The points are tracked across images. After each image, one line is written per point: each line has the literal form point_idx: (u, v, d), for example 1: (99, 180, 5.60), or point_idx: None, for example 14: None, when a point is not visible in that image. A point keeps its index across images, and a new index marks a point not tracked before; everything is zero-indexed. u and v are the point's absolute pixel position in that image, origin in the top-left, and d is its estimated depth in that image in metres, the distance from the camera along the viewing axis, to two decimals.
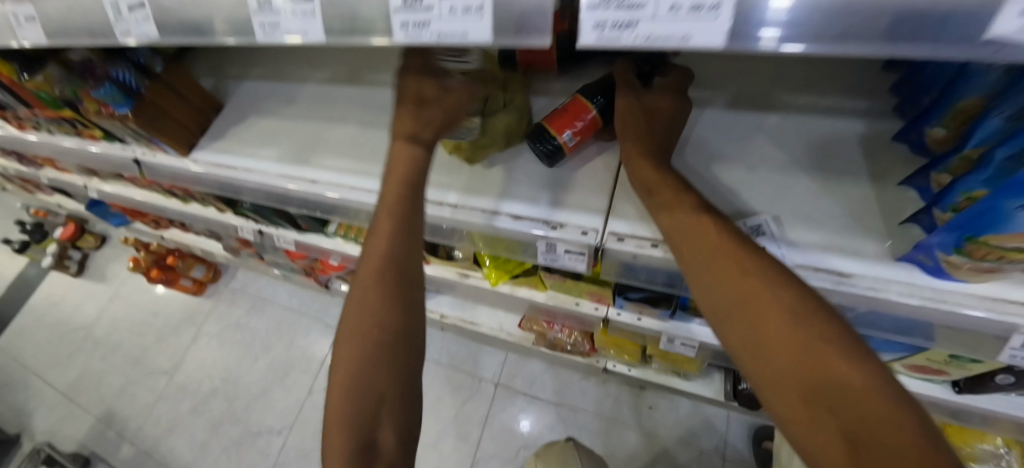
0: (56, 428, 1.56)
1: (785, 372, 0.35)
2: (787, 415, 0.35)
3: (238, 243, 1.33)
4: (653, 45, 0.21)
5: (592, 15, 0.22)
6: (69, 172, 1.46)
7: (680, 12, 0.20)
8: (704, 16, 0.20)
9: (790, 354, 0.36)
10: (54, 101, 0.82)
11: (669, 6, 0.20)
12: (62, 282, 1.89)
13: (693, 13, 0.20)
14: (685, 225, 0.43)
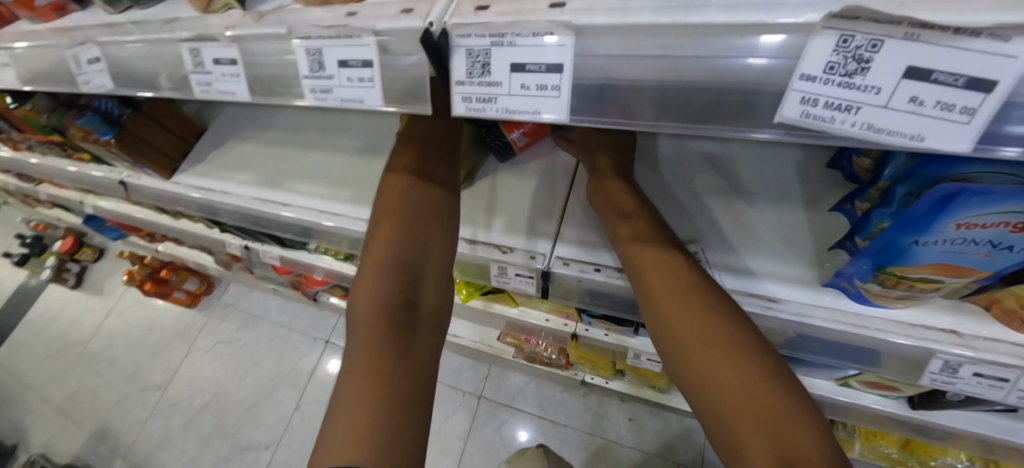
0: (52, 442, 1.59)
1: (726, 397, 0.37)
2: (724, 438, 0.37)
3: (228, 258, 1.36)
4: (512, 116, 0.24)
5: (461, 89, 0.25)
6: (66, 189, 1.50)
7: (529, 90, 0.23)
8: (549, 94, 0.23)
9: (729, 379, 0.38)
10: (44, 127, 0.86)
11: (521, 84, 0.23)
12: (61, 295, 1.93)
13: (539, 91, 0.23)
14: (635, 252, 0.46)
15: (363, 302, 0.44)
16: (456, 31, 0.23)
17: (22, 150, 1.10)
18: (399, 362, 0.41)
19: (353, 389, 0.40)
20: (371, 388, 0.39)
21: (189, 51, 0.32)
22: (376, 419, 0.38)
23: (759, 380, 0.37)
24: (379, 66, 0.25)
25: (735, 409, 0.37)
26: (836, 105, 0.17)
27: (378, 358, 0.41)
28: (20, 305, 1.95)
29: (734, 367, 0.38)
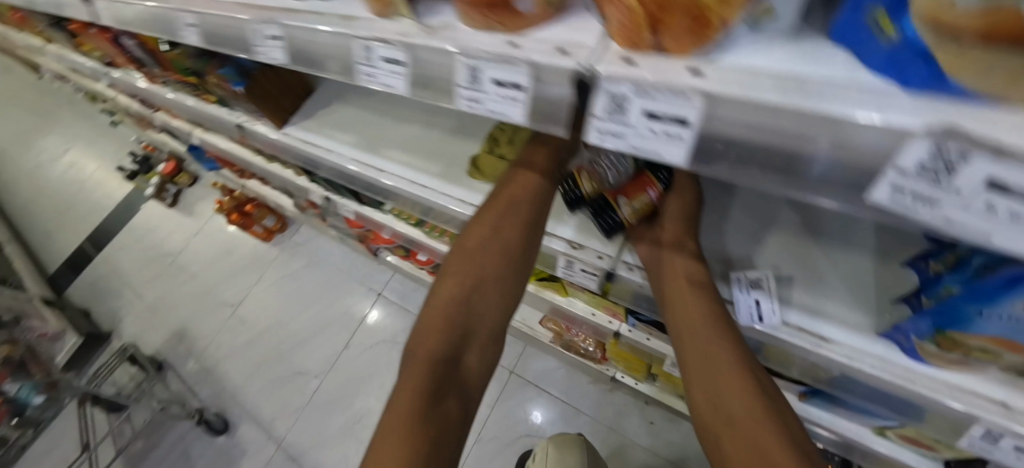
0: (140, 334, 1.85)
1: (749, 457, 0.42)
2: None
3: (307, 204, 1.51)
4: (639, 153, 0.28)
5: (596, 123, 0.29)
6: (179, 119, 1.70)
7: (661, 135, 0.27)
8: (676, 141, 0.26)
9: (756, 442, 0.42)
10: (185, 70, 1.00)
11: (651, 129, 0.27)
12: (159, 211, 2.20)
13: (669, 138, 0.27)
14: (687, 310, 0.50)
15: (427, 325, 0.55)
16: (605, 79, 0.27)
17: (157, 84, 1.27)
18: (436, 383, 0.50)
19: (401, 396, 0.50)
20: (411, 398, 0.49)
21: (361, 47, 0.39)
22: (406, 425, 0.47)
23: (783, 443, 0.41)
24: (530, 91, 0.30)
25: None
26: (921, 198, 0.20)
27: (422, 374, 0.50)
28: (127, 212, 2.25)
29: (764, 431, 0.42)
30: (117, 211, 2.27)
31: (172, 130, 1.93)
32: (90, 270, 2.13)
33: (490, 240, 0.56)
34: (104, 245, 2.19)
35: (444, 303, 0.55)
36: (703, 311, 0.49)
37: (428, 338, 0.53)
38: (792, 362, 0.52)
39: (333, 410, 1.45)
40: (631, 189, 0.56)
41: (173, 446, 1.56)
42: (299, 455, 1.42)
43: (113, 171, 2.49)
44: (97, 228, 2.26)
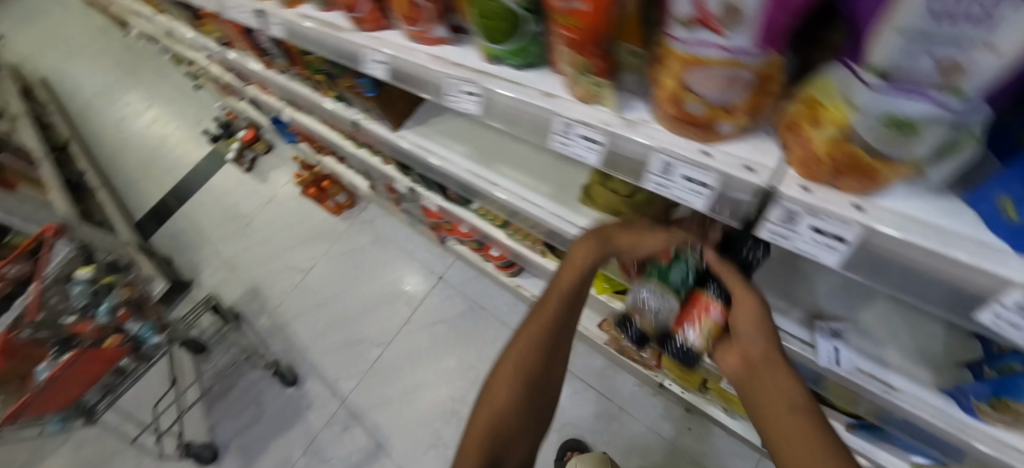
0: (218, 287, 2.06)
1: None
2: None
3: (386, 188, 1.65)
4: (801, 251, 0.40)
5: (769, 226, 0.41)
6: (271, 95, 1.85)
7: (821, 244, 0.38)
8: (833, 250, 0.38)
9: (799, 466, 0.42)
10: (316, 71, 1.13)
11: (815, 238, 0.39)
12: (235, 174, 2.39)
13: (828, 247, 0.38)
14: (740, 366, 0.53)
15: (480, 418, 0.65)
16: (785, 199, 0.38)
17: (273, 70, 1.40)
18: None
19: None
20: None
21: (561, 123, 0.50)
22: None
23: None
24: (716, 189, 0.42)
25: None
26: (1016, 325, 0.31)
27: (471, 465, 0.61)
28: (206, 172, 2.45)
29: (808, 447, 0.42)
30: (198, 170, 2.48)
31: (259, 104, 2.08)
32: (173, 223, 2.34)
33: (538, 336, 0.65)
34: (185, 201, 2.40)
35: (493, 401, 0.65)
36: (752, 355, 0.52)
37: (480, 427, 0.64)
38: (860, 403, 0.62)
39: (394, 377, 1.62)
40: (688, 315, 0.59)
41: (247, 390, 1.77)
42: (360, 413, 1.60)
43: (192, 132, 2.70)
44: (179, 184, 2.47)
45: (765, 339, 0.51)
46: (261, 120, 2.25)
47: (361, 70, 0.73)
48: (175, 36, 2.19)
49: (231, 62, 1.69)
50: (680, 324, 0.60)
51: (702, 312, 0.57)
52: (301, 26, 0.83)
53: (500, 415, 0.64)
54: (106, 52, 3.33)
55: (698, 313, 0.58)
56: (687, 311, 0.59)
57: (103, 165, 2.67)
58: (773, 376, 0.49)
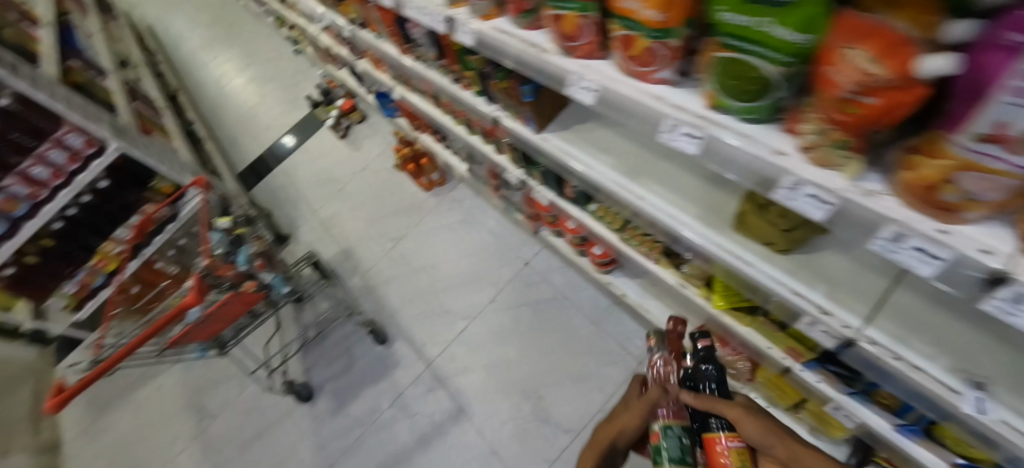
0: (314, 245, 2.26)
1: None
2: None
3: (488, 174, 1.77)
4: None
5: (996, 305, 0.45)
6: (384, 72, 1.98)
7: None
8: None
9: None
10: (468, 66, 1.19)
11: None
12: (330, 139, 2.58)
13: None
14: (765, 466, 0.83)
15: None
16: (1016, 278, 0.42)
17: (410, 57, 1.50)
18: None
19: None
20: None
21: (790, 180, 0.58)
22: None
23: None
24: (949, 265, 0.47)
25: None
26: None
27: None
28: (304, 136, 2.65)
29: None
30: (298, 133, 2.68)
31: (367, 78, 2.22)
32: (272, 179, 2.58)
33: None
34: (284, 161, 2.62)
35: None
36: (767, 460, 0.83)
37: None
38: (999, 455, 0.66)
39: (478, 349, 1.78)
40: (714, 457, 0.85)
41: (339, 343, 1.96)
42: (444, 378, 1.76)
43: (291, 95, 2.90)
44: (279, 144, 2.68)
45: (752, 437, 0.82)
46: (361, 92, 2.41)
47: (563, 91, 0.81)
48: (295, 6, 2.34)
49: (359, 41, 1.81)
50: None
51: (716, 445, 0.85)
52: (495, 39, 0.90)
53: None
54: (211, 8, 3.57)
55: (717, 449, 0.85)
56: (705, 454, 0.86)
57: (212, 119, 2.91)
58: (787, 443, 0.80)
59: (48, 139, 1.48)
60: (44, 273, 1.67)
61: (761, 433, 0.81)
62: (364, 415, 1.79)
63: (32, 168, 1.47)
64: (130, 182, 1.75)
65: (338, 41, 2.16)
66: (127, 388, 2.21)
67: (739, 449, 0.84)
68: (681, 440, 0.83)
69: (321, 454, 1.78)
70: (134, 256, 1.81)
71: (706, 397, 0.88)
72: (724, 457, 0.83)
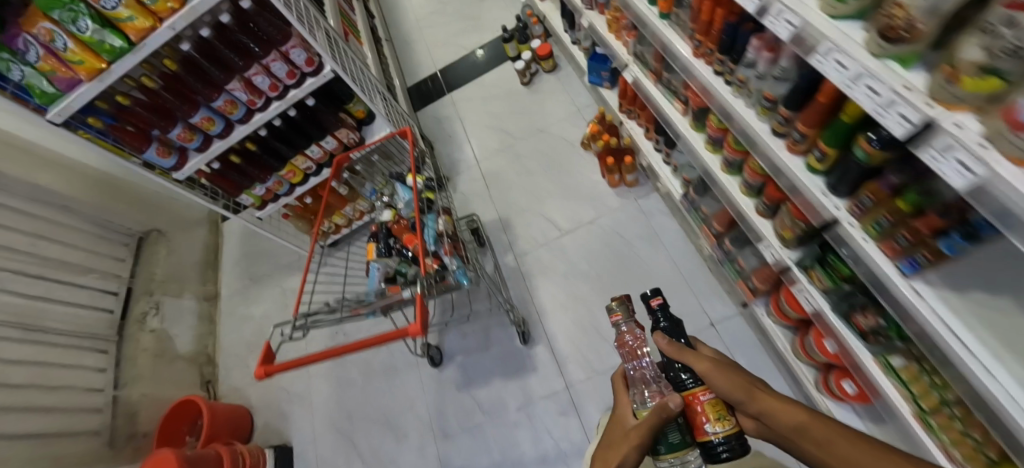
0: (471, 200, 2.13)
1: (797, 422, 0.66)
2: (805, 439, 0.65)
3: (715, 218, 1.44)
4: None
5: None
6: (621, 41, 1.63)
7: None
8: None
9: (814, 423, 0.65)
10: (841, 144, 0.80)
11: None
12: (514, 83, 2.35)
13: None
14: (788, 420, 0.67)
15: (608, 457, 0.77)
16: None
17: (704, 63, 1.12)
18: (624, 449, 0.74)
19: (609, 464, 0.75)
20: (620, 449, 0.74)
21: None
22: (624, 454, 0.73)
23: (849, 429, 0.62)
24: None
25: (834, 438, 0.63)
26: None
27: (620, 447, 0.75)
28: (486, 69, 2.47)
29: (818, 421, 0.64)
30: (478, 64, 2.50)
31: (588, 32, 1.86)
32: (438, 105, 2.47)
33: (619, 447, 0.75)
34: (454, 90, 2.49)
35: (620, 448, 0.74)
36: (712, 372, 0.73)
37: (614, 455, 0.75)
38: None
39: None
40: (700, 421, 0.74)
41: (478, 318, 1.89)
42: (581, 407, 1.62)
43: (484, 15, 2.64)
44: (457, 71, 2.54)
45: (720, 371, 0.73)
46: (570, 42, 2.09)
47: None
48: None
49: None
50: (702, 429, 0.73)
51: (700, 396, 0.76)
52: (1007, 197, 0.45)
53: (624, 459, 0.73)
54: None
55: (696, 404, 0.74)
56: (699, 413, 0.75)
57: (396, 23, 2.87)
58: (768, 394, 0.69)
59: (275, 49, 1.34)
60: (238, 171, 1.67)
61: (735, 392, 0.70)
62: (490, 406, 1.73)
63: (255, 77, 1.36)
64: (330, 101, 1.63)
65: None
66: (278, 270, 2.41)
67: (716, 403, 0.74)
68: (678, 426, 0.74)
69: (438, 421, 1.80)
70: (316, 172, 1.78)
71: (676, 344, 0.79)
72: (702, 415, 0.73)
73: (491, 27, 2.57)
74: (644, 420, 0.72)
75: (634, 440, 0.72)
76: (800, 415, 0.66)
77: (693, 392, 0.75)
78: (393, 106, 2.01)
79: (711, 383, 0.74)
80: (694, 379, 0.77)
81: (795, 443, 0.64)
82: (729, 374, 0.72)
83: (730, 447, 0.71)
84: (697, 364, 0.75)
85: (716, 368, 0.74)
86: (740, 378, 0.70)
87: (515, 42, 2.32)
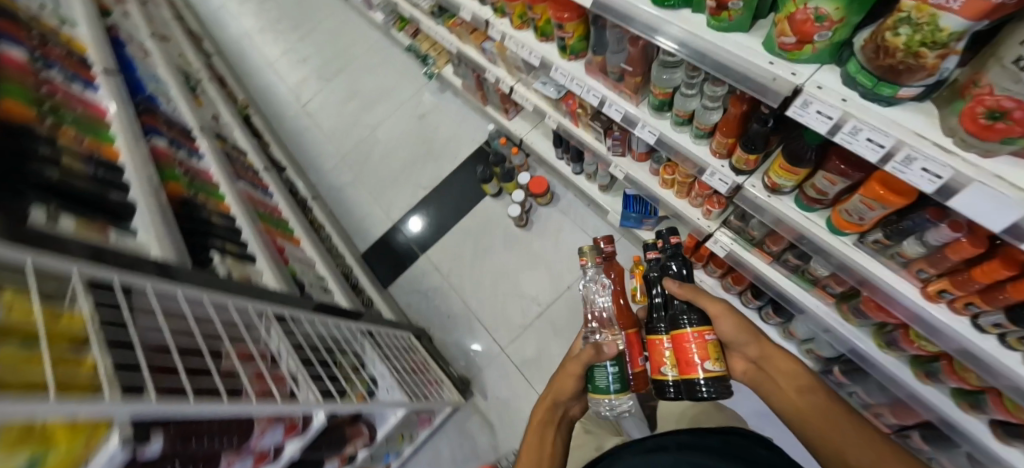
0: (516, 405, 1.63)
1: (775, 362, 0.93)
2: (787, 405, 0.89)
3: (891, 412, 1.13)
4: None
5: None
6: (683, 197, 1.25)
7: None
8: None
9: (786, 371, 0.92)
10: None
11: None
12: (508, 226, 1.90)
13: None
14: (769, 352, 0.94)
15: (560, 387, 1.05)
16: None
17: (960, 313, 0.73)
18: (571, 377, 1.01)
19: (559, 386, 1.05)
20: (567, 377, 1.02)
21: None
22: (573, 378, 1.01)
23: (805, 375, 0.90)
24: None
25: (791, 381, 0.90)
26: None
27: (568, 375, 1.01)
28: (463, 212, 2.00)
29: (781, 356, 0.93)
30: (451, 206, 2.02)
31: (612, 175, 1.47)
32: (417, 275, 1.94)
33: (566, 378, 1.02)
34: (429, 249, 1.98)
35: (569, 376, 1.01)
36: (720, 311, 0.94)
37: (565, 385, 1.02)
38: None
39: None
40: (692, 356, 0.87)
41: None
42: None
43: (435, 144, 2.20)
44: (427, 220, 2.04)
45: (730, 312, 0.93)
46: (571, 175, 1.71)
47: None
48: (486, 43, 1.55)
49: (725, 191, 0.94)
50: (693, 365, 0.87)
51: (690, 344, 0.87)
52: None
53: (569, 377, 1.01)
54: (313, 25, 2.99)
55: (692, 343, 0.87)
56: (693, 356, 0.87)
57: (329, 172, 2.35)
58: (760, 341, 0.94)
59: (226, 450, 0.72)
60: None
61: (737, 331, 0.92)
62: None
63: None
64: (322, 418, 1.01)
65: (578, 122, 1.40)
66: None
67: (713, 341, 0.90)
68: (613, 373, 0.99)
69: None
70: None
71: (687, 287, 0.93)
72: (696, 354, 0.86)
73: (449, 155, 2.14)
74: (580, 356, 0.99)
75: (571, 372, 1.00)
76: (777, 352, 0.94)
77: (692, 329, 0.88)
78: (383, 333, 1.41)
79: (714, 323, 0.94)
80: (697, 318, 0.90)
81: (778, 380, 0.92)
82: (729, 320, 0.94)
83: (712, 386, 0.86)
84: (711, 306, 0.94)
85: (724, 313, 0.94)
86: (743, 324, 0.92)
87: (494, 178, 1.88)
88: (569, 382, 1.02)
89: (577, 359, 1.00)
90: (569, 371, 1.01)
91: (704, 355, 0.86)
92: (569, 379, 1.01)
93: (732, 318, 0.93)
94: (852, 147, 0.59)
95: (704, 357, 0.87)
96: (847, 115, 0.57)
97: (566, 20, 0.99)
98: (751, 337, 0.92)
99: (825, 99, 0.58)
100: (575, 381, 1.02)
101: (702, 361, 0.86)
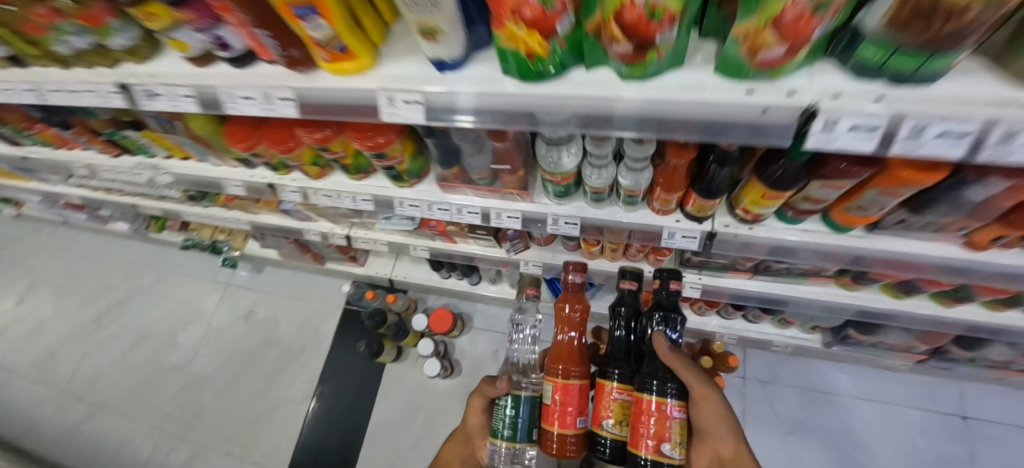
0: None
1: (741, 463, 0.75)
2: None
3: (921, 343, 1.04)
4: None
5: None
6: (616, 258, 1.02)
7: None
8: None
9: None
10: None
11: None
12: (433, 381, 1.46)
13: None
14: (732, 451, 0.74)
15: (472, 422, 0.91)
16: None
17: (1017, 248, 0.60)
18: (477, 407, 0.88)
19: (470, 422, 0.91)
20: (476, 410, 0.89)
21: None
22: (478, 411, 0.89)
23: None
24: None
25: None
26: None
27: (475, 409, 0.89)
28: (371, 401, 1.48)
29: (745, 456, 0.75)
30: (351, 401, 1.49)
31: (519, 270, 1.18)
32: None
33: (475, 414, 0.90)
34: None
35: (476, 408, 0.89)
36: (701, 393, 0.71)
37: (473, 419, 0.90)
38: None
39: None
40: (640, 423, 0.67)
41: None
42: None
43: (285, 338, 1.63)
44: (331, 436, 1.46)
45: (713, 399, 0.71)
46: (469, 289, 1.36)
47: None
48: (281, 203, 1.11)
49: (699, 247, 0.71)
50: (647, 444, 0.66)
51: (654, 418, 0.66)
52: None
53: (476, 411, 0.90)
54: (29, 277, 2.11)
55: (653, 419, 0.66)
56: (647, 436, 0.66)
57: (161, 459, 1.59)
58: (732, 436, 0.74)
59: None
60: None
61: (713, 419, 0.72)
62: None
63: None
64: None
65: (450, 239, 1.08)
66: None
67: (682, 422, 0.68)
68: (511, 417, 0.77)
69: None
70: None
71: (675, 351, 0.73)
72: (653, 427, 0.66)
73: (312, 340, 1.60)
74: (482, 387, 0.85)
75: (475, 404, 0.89)
76: (737, 447, 0.75)
77: (659, 397, 0.67)
78: None
79: (691, 409, 0.72)
80: (676, 388, 0.69)
81: None
82: (712, 405, 0.72)
83: None
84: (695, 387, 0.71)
85: (710, 401, 0.72)
86: (724, 418, 0.72)
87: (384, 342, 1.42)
88: (476, 415, 0.90)
89: (479, 390, 0.86)
90: (475, 405, 0.89)
91: (660, 438, 0.65)
92: (476, 411, 0.89)
93: (711, 405, 0.72)
94: (923, 151, 0.39)
95: (656, 439, 0.66)
96: (903, 115, 0.37)
97: (384, 145, 0.67)
98: (727, 427, 0.73)
99: (855, 107, 0.38)
100: (480, 414, 0.89)
101: (655, 444, 0.65)
